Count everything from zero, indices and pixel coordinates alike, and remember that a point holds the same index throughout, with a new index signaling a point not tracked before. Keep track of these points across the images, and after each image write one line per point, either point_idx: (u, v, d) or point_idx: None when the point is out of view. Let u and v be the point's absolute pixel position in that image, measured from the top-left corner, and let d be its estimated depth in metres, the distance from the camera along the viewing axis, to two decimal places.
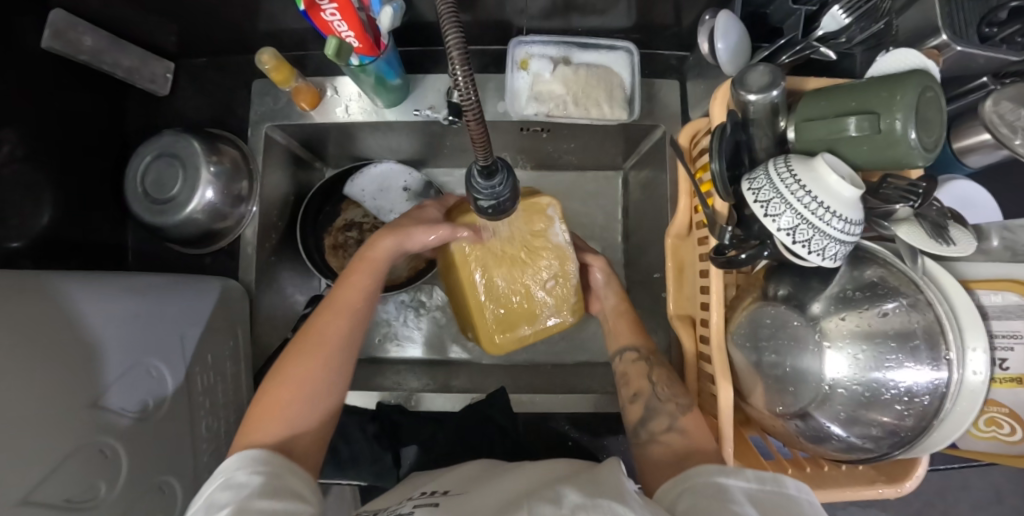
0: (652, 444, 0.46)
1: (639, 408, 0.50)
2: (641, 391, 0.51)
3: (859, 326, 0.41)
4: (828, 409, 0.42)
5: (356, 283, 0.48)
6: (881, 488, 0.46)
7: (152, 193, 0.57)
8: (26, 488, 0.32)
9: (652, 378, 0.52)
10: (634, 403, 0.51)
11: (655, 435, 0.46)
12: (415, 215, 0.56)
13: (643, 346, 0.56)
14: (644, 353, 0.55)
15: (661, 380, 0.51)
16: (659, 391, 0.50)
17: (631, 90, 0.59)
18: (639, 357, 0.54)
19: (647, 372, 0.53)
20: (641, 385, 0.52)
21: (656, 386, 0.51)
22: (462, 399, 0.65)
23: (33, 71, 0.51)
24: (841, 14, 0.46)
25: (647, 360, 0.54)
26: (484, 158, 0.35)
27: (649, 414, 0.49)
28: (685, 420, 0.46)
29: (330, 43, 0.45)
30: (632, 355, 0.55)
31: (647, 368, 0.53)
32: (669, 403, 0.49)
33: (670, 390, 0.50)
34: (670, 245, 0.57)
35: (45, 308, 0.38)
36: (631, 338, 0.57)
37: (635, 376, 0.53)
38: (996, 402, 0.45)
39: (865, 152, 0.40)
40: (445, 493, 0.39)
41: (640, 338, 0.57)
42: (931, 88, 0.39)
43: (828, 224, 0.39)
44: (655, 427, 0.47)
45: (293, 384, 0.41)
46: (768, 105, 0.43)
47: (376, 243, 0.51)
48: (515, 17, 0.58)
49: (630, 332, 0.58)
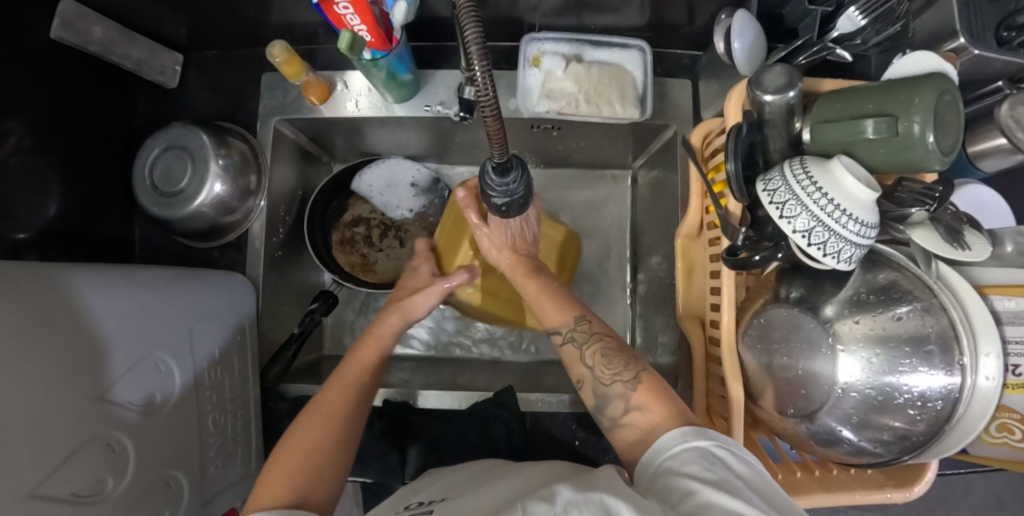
0: (617, 429, 0.39)
1: (588, 393, 0.43)
2: (583, 377, 0.44)
3: (872, 329, 0.41)
4: (840, 412, 0.42)
5: (365, 355, 0.47)
6: (891, 493, 0.45)
7: (161, 186, 0.57)
8: (35, 483, 0.32)
9: (588, 360, 0.44)
10: (584, 390, 0.44)
11: (616, 420, 0.39)
12: (409, 281, 0.59)
13: (566, 322, 0.48)
14: (567, 332, 0.47)
15: (600, 360, 0.43)
16: (599, 374, 0.42)
17: (643, 89, 0.58)
18: (565, 339, 0.47)
19: (580, 352, 0.45)
20: (581, 371, 0.44)
21: (593, 368, 0.43)
22: (468, 397, 0.64)
23: (42, 61, 0.51)
24: (856, 15, 0.45)
25: (576, 340, 0.46)
26: (499, 154, 0.35)
27: (601, 398, 0.41)
28: (638, 396, 0.39)
29: (342, 36, 0.45)
30: (558, 338, 0.48)
31: (580, 349, 0.45)
32: (614, 382, 0.41)
33: (613, 366, 0.42)
34: (680, 245, 0.57)
35: (57, 297, 0.38)
36: (556, 318, 0.49)
37: (572, 360, 0.45)
38: (1009, 409, 0.45)
39: (881, 155, 0.40)
40: (440, 501, 0.38)
41: (565, 313, 0.48)
42: (949, 91, 0.38)
43: (844, 227, 0.39)
44: (613, 412, 0.40)
45: (307, 448, 0.37)
46: (784, 106, 0.43)
47: (382, 321, 0.51)
48: (527, 14, 0.58)
49: (551, 310, 0.50)
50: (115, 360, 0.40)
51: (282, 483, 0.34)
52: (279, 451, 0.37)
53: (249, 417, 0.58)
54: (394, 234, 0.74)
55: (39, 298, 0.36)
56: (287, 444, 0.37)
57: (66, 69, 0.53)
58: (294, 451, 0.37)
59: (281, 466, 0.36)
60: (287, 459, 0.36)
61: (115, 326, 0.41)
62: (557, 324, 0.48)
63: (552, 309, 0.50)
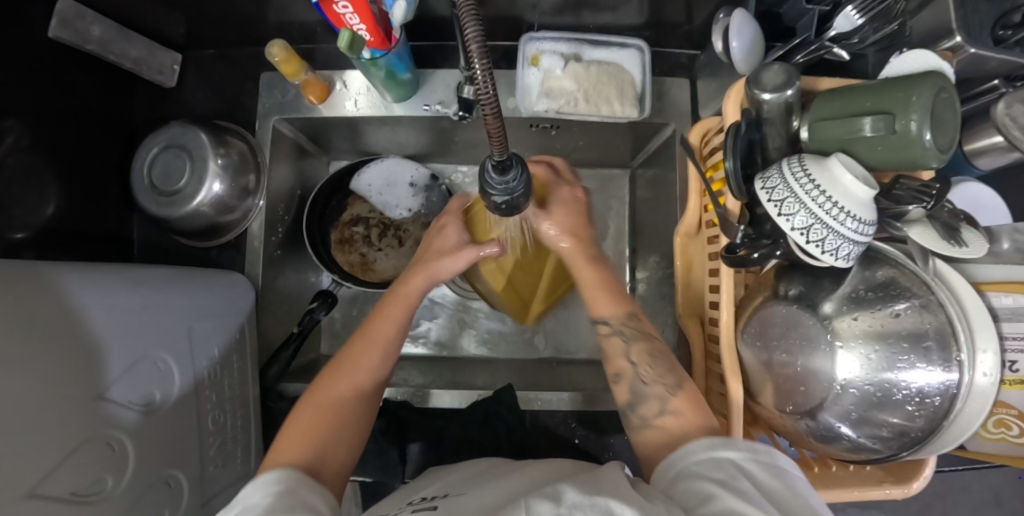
0: (645, 429, 0.41)
1: (623, 389, 0.44)
2: (623, 371, 0.45)
3: (871, 326, 0.41)
4: (839, 409, 0.42)
5: (391, 313, 0.47)
6: (889, 489, 0.46)
7: (160, 185, 0.56)
8: (34, 482, 0.32)
9: (632, 357, 0.45)
10: (619, 385, 0.45)
11: (647, 420, 0.41)
12: (435, 240, 0.52)
13: (618, 317, 0.47)
14: (617, 326, 0.47)
15: (644, 359, 0.44)
16: (642, 373, 0.43)
17: (642, 88, 0.58)
18: (611, 330, 0.47)
19: (625, 349, 0.45)
20: (622, 365, 0.45)
21: (638, 366, 0.44)
22: (468, 395, 0.64)
23: (41, 61, 0.50)
24: (854, 14, 0.45)
25: (625, 334, 0.46)
26: (500, 152, 0.35)
27: (635, 396, 0.43)
28: (678, 402, 0.40)
29: (342, 35, 0.45)
30: (605, 328, 0.47)
31: (626, 344, 0.46)
32: (657, 384, 0.42)
33: (657, 369, 0.43)
34: (679, 243, 0.57)
35: (53, 296, 0.38)
36: (607, 308, 0.48)
37: (614, 353, 0.46)
38: (1007, 404, 0.45)
39: (879, 153, 0.40)
40: (442, 497, 0.39)
41: (617, 306, 0.48)
42: (946, 89, 0.39)
43: (841, 224, 0.39)
44: (645, 412, 0.41)
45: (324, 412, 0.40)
46: (782, 104, 0.43)
47: (410, 278, 0.50)
48: (526, 13, 0.58)
49: (607, 300, 0.48)
50: (114, 359, 0.40)
51: (300, 443, 0.37)
52: (302, 407, 0.41)
53: (249, 416, 0.58)
54: (393, 233, 0.74)
55: (34, 298, 0.36)
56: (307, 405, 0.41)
57: (65, 68, 0.53)
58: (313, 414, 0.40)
59: (300, 425, 0.39)
60: (306, 419, 0.39)
61: (113, 324, 0.41)
62: (607, 315, 0.47)
63: (607, 298, 0.49)
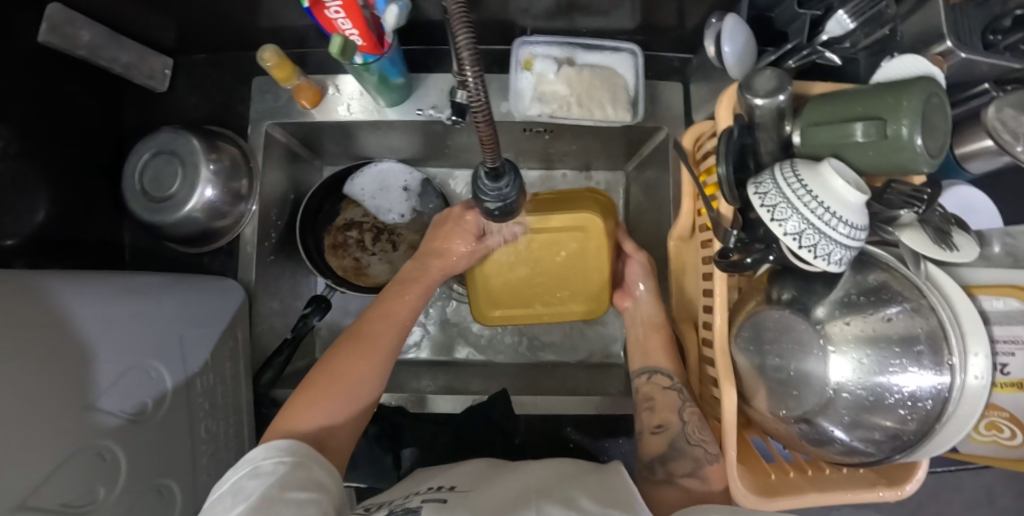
0: (666, 485, 0.48)
1: (662, 440, 0.51)
2: (668, 424, 0.52)
3: (863, 330, 0.41)
4: (832, 413, 0.42)
5: (409, 300, 0.55)
6: (881, 492, 0.46)
7: (150, 191, 0.56)
8: (25, 494, 0.31)
9: (683, 415, 0.51)
10: (657, 436, 0.52)
11: (673, 476, 0.48)
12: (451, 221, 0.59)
13: (676, 374, 0.56)
14: (676, 382, 0.55)
15: (693, 419, 0.51)
16: (688, 431, 0.50)
17: (635, 92, 0.59)
18: (669, 385, 0.55)
19: (677, 404, 0.53)
20: (670, 419, 0.52)
21: (686, 424, 0.50)
22: (463, 400, 0.64)
23: (30, 66, 0.50)
24: (846, 18, 0.45)
25: (680, 392, 0.53)
26: (492, 159, 0.35)
27: (672, 452, 0.50)
28: (712, 470, 0.47)
29: (335, 42, 0.45)
30: (664, 381, 0.55)
31: (676, 398, 0.53)
32: (698, 446, 0.49)
33: (704, 433, 0.49)
34: (673, 247, 0.58)
35: (34, 305, 0.37)
36: (663, 361, 0.57)
37: (666, 407, 0.53)
38: (997, 407, 0.46)
39: (870, 157, 0.40)
40: (451, 489, 0.40)
41: (674, 364, 0.56)
42: (937, 94, 0.39)
43: (834, 229, 0.39)
44: (675, 470, 0.49)
45: (346, 381, 0.46)
46: (774, 109, 0.43)
47: (428, 267, 0.58)
48: (519, 17, 0.58)
49: (663, 355, 0.57)
50: (102, 367, 0.40)
51: (319, 410, 0.44)
52: (321, 374, 0.47)
53: (242, 423, 0.57)
54: (386, 238, 0.74)
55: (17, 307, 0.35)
56: (330, 370, 0.47)
57: (54, 73, 0.53)
58: (335, 381, 0.46)
59: (320, 389, 0.45)
60: (327, 384, 0.46)
61: (97, 334, 0.40)
62: (670, 370, 0.56)
63: (665, 356, 0.57)
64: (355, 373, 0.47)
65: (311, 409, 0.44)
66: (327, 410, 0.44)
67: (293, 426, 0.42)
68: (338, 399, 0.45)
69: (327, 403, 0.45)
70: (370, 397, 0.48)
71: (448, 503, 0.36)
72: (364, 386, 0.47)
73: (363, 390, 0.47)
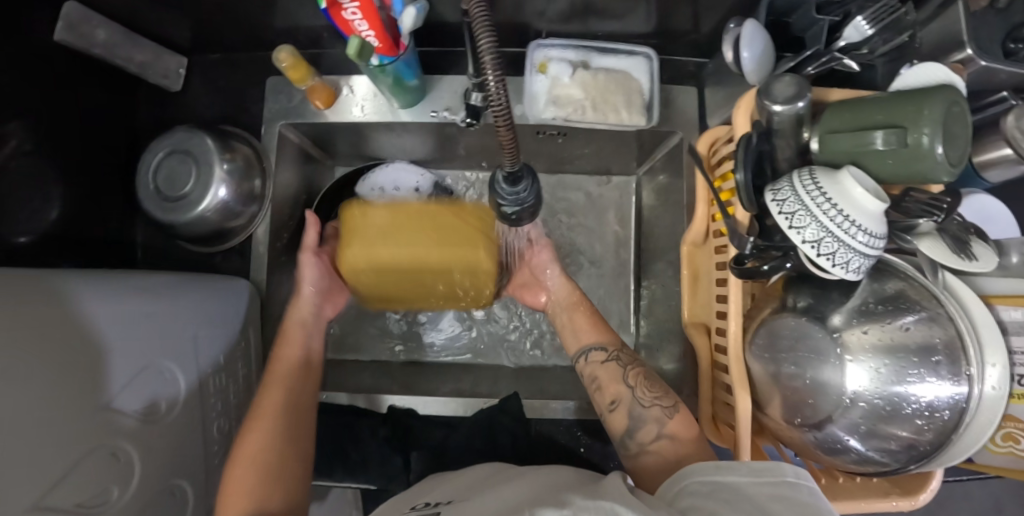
0: (642, 455, 0.46)
1: (621, 415, 0.49)
2: (619, 397, 0.51)
3: (880, 340, 0.41)
4: (848, 421, 0.42)
5: (288, 348, 0.55)
6: (896, 501, 0.45)
7: (164, 190, 0.56)
8: (38, 495, 0.31)
9: (629, 381, 0.51)
10: (616, 412, 0.50)
11: (644, 445, 0.46)
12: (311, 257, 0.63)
13: (610, 345, 0.56)
14: (611, 352, 0.55)
15: (640, 383, 0.51)
16: (640, 397, 0.49)
17: (650, 96, 0.58)
18: (607, 356, 0.55)
19: (621, 374, 0.52)
20: (618, 390, 0.51)
21: (633, 388, 0.50)
22: (473, 405, 0.63)
23: (46, 63, 0.50)
24: (864, 25, 0.45)
25: (621, 360, 0.54)
26: (512, 163, 0.35)
27: (634, 423, 0.48)
28: (672, 425, 0.46)
29: (353, 42, 0.44)
30: (600, 355, 0.55)
31: (620, 368, 0.53)
32: (653, 406, 0.48)
33: (653, 391, 0.49)
34: (686, 252, 0.58)
35: (52, 304, 0.37)
36: (595, 338, 0.58)
37: (612, 381, 0.52)
38: (1015, 418, 0.45)
39: (890, 166, 0.40)
40: (447, 503, 0.39)
41: (604, 337, 0.58)
42: (958, 103, 0.39)
43: (852, 237, 0.39)
44: (643, 438, 0.47)
45: (261, 442, 0.45)
46: (793, 116, 0.43)
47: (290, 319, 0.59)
48: (534, 19, 0.58)
49: (589, 330, 0.59)
50: (119, 368, 0.40)
51: (245, 484, 0.41)
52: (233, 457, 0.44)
53: None
54: None
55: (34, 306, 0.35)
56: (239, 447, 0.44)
57: (69, 72, 0.53)
58: (250, 453, 0.44)
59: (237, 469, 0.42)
60: (242, 459, 0.43)
61: (116, 334, 0.40)
62: (599, 342, 0.57)
63: (591, 331, 0.59)
64: (262, 433, 0.45)
65: (239, 485, 0.41)
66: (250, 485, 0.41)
67: None
68: (259, 465, 0.43)
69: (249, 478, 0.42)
70: (293, 444, 0.46)
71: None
72: (276, 438, 0.45)
73: (278, 442, 0.45)
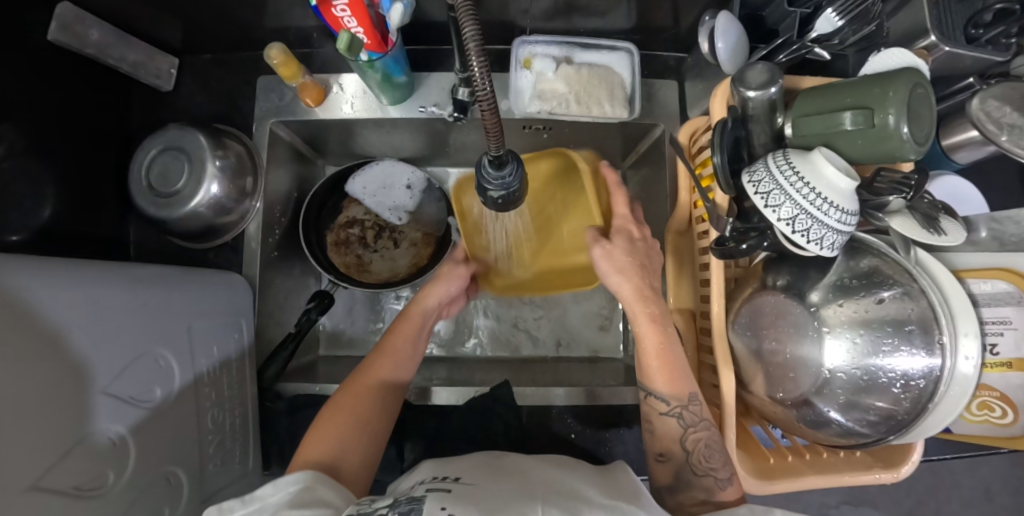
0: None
1: (668, 470, 0.47)
2: (671, 453, 0.47)
3: (856, 312, 0.42)
4: (828, 394, 0.43)
5: (402, 332, 0.56)
6: (880, 473, 0.46)
7: (157, 187, 0.57)
8: (36, 476, 0.31)
9: (687, 444, 0.46)
10: (662, 464, 0.48)
11: (685, 506, 0.44)
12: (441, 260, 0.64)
13: (675, 397, 0.47)
14: (675, 407, 0.47)
15: (698, 448, 0.46)
16: (694, 463, 0.45)
17: (631, 90, 0.60)
18: (669, 411, 0.47)
19: (677, 433, 0.47)
20: (672, 447, 0.47)
21: (691, 455, 0.45)
22: (464, 392, 0.65)
23: (39, 62, 0.51)
24: (833, 17, 0.47)
25: (682, 419, 0.47)
26: (496, 148, 0.36)
27: (680, 481, 0.46)
28: (725, 496, 0.43)
29: (341, 38, 0.45)
30: (660, 407, 0.48)
31: (680, 429, 0.47)
32: (707, 475, 0.44)
33: (711, 459, 0.45)
34: (670, 240, 0.60)
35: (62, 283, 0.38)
36: (663, 382, 0.48)
37: (666, 434, 0.48)
38: (988, 387, 0.49)
39: (859, 146, 0.41)
40: (455, 480, 0.39)
41: (674, 386, 0.47)
42: (921, 85, 0.40)
43: (826, 215, 0.40)
44: (684, 499, 0.45)
45: (351, 407, 0.47)
46: (766, 101, 0.45)
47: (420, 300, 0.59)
48: (519, 17, 0.60)
49: (658, 375, 0.48)
50: (119, 353, 0.40)
51: (327, 440, 0.44)
52: (327, 409, 0.47)
53: (247, 416, 0.58)
54: (388, 235, 0.75)
55: (47, 288, 0.36)
56: (335, 404, 0.48)
57: (63, 72, 0.53)
58: (339, 414, 0.47)
59: (325, 423, 0.46)
60: (333, 415, 0.46)
61: (119, 318, 0.41)
62: (665, 394, 0.47)
63: (663, 375, 0.48)
64: (357, 401, 0.48)
65: (321, 436, 0.44)
66: (329, 440, 0.44)
67: (302, 460, 0.42)
68: (344, 427, 0.46)
69: (336, 432, 0.45)
70: (377, 420, 0.48)
71: (451, 493, 0.35)
72: (367, 410, 0.48)
73: (367, 414, 0.48)
